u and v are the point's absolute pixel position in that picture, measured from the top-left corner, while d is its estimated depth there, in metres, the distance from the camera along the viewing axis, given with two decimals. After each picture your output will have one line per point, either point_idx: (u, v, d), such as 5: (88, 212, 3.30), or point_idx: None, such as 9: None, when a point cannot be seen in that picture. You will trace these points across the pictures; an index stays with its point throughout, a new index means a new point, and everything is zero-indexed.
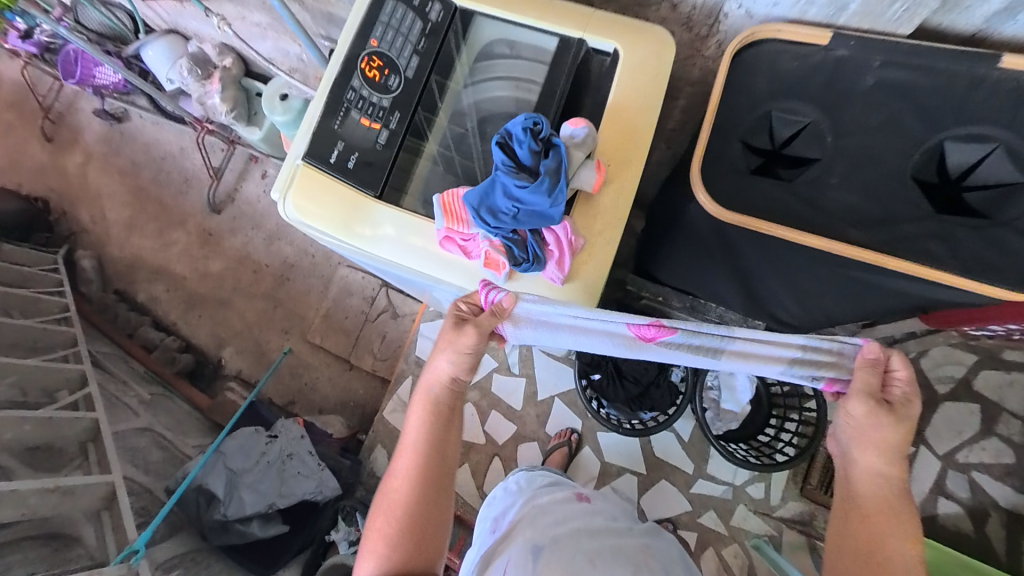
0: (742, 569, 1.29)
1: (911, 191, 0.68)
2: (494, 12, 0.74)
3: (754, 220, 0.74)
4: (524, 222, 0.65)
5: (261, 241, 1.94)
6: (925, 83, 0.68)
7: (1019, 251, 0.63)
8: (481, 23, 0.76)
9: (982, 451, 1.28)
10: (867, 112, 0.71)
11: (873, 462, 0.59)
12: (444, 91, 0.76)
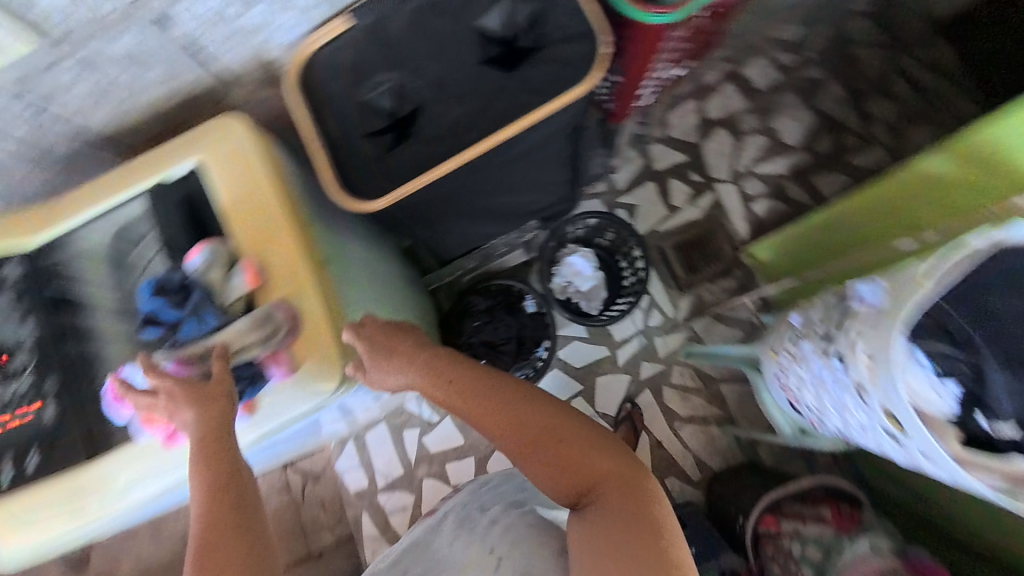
0: (694, 379, 1.52)
1: (486, 74, 0.80)
2: (77, 223, 0.74)
3: (409, 183, 0.79)
4: (214, 362, 0.64)
5: (140, 545, 1.62)
6: (428, 7, 0.81)
7: (571, 57, 0.78)
8: (85, 234, 0.76)
9: (749, 152, 1.75)
10: (417, 51, 0.82)
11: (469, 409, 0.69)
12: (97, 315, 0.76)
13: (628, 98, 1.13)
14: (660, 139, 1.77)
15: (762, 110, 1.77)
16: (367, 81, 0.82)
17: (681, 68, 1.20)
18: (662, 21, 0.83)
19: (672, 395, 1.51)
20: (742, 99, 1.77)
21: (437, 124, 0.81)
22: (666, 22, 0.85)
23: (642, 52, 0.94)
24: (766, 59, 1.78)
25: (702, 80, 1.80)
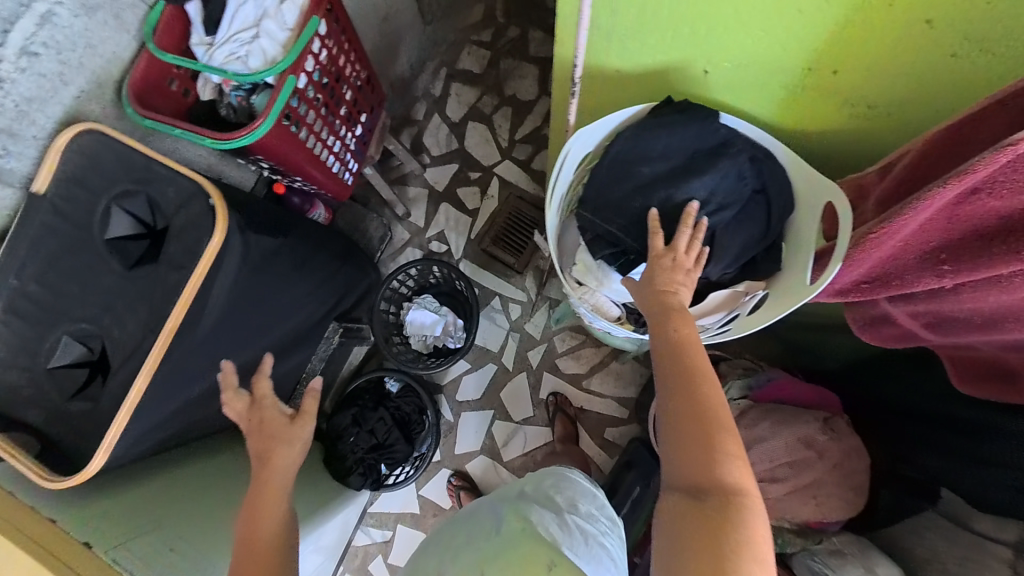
0: (574, 337, 1.60)
1: (138, 276, 0.80)
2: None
3: (110, 426, 0.73)
4: None
5: None
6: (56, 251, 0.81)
7: (194, 217, 0.79)
8: None
9: (503, 128, 1.87)
10: (67, 294, 0.80)
11: None
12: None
13: (322, 181, 1.16)
14: (426, 165, 1.84)
15: (491, 90, 1.90)
16: (38, 350, 0.79)
17: (363, 122, 1.25)
18: (262, 133, 0.89)
19: (568, 363, 1.57)
20: (469, 91, 1.90)
21: (121, 346, 0.79)
22: (270, 128, 0.90)
23: (286, 153, 0.98)
24: (468, 49, 1.92)
25: (430, 96, 1.91)
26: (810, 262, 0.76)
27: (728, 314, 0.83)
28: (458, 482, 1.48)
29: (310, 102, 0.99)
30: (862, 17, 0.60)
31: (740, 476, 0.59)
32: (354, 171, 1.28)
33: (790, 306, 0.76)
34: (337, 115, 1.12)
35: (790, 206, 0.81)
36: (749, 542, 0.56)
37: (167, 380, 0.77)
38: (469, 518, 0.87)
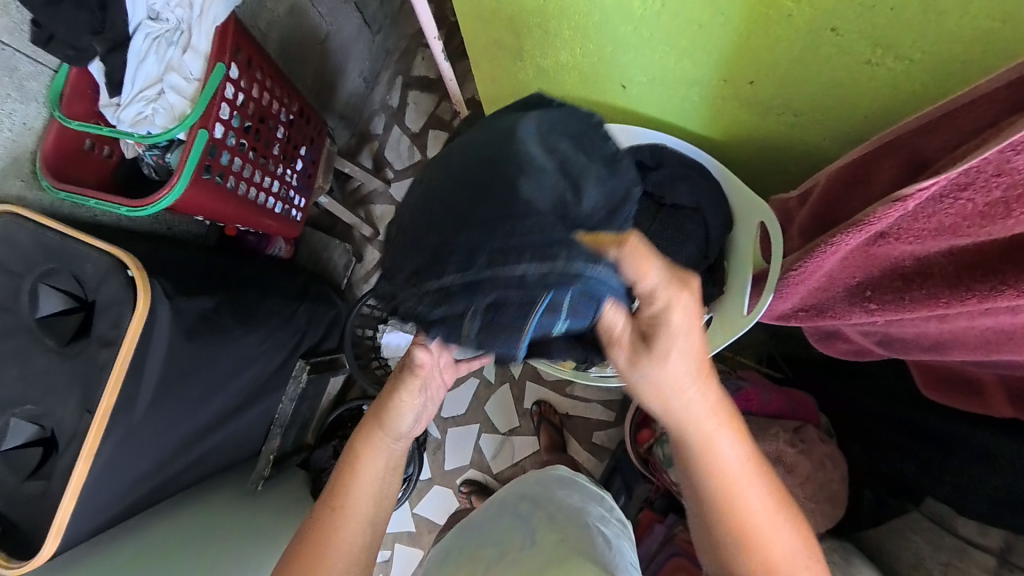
0: None
1: (71, 353, 0.80)
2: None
3: (61, 506, 0.75)
4: None
5: None
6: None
7: (118, 292, 0.79)
8: None
9: None
10: (9, 377, 0.82)
11: None
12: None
13: (266, 224, 1.16)
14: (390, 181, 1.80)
15: (448, 94, 1.84)
16: None
17: (304, 156, 1.23)
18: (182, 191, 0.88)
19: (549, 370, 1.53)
20: (427, 97, 1.84)
21: (62, 427, 0.79)
22: (189, 185, 0.89)
23: (215, 207, 0.97)
24: (421, 53, 1.85)
25: (388, 109, 1.86)
26: (747, 289, 0.72)
27: None
28: (469, 488, 1.47)
29: (234, 150, 0.98)
30: (751, 24, 0.55)
31: (764, 510, 0.54)
32: (302, 207, 1.27)
33: (728, 337, 0.75)
34: (269, 156, 1.10)
35: (728, 223, 0.77)
36: (780, 564, 0.54)
37: (112, 454, 0.79)
38: (479, 542, 0.77)
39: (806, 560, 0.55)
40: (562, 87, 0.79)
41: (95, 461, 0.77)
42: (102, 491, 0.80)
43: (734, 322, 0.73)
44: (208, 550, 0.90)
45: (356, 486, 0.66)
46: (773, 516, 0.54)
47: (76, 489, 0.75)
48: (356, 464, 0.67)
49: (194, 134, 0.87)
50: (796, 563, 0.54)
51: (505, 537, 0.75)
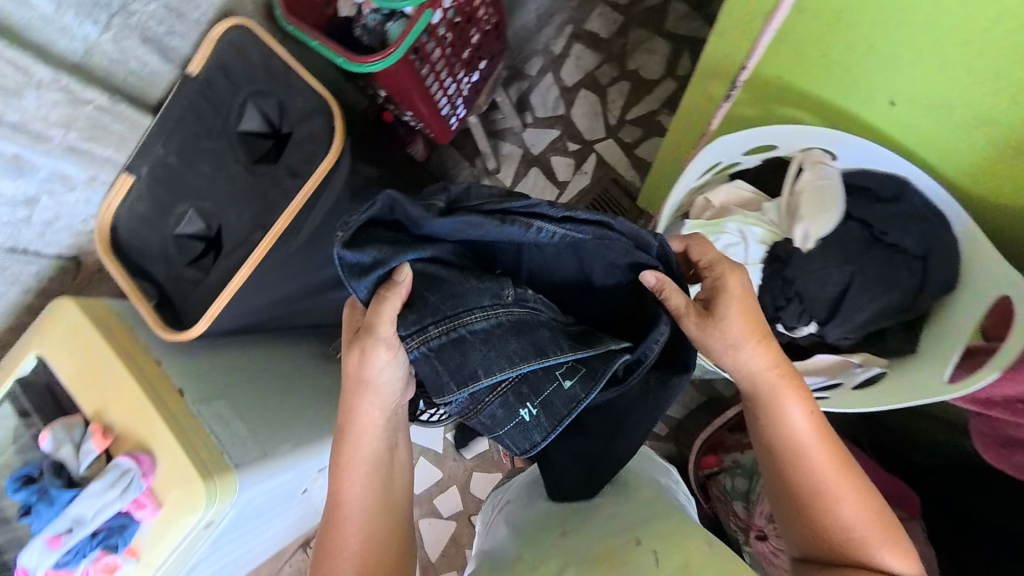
0: None
1: (257, 172, 0.88)
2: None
3: (218, 298, 0.84)
4: (81, 528, 0.65)
5: None
6: (200, 136, 0.90)
7: (318, 131, 0.84)
8: None
9: (615, 104, 1.78)
10: (198, 173, 0.90)
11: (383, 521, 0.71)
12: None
13: (428, 119, 1.15)
14: (526, 125, 1.79)
15: (614, 59, 1.79)
16: (167, 215, 0.91)
17: (480, 70, 1.25)
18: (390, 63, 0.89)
19: None
20: (591, 55, 1.80)
21: (232, 233, 0.88)
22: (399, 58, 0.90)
23: (405, 88, 0.99)
24: (603, 9, 1.80)
25: (549, 53, 1.81)
26: (954, 359, 0.74)
27: (831, 381, 0.83)
28: None
29: (438, 40, 1.00)
30: None
31: (829, 469, 0.64)
32: (461, 117, 1.29)
33: (908, 399, 0.76)
34: (459, 58, 1.11)
35: (953, 283, 0.76)
36: (849, 520, 0.62)
37: (266, 272, 0.86)
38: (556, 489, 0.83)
39: (874, 518, 0.62)
40: (805, 85, 0.74)
41: (253, 271, 0.84)
42: (246, 303, 0.87)
43: (926, 386, 0.75)
44: (292, 392, 0.99)
45: (366, 417, 0.68)
46: (836, 475, 0.64)
47: (231, 290, 0.83)
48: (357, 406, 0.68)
49: (420, 12, 0.88)
50: (864, 521, 0.62)
51: (591, 492, 0.79)
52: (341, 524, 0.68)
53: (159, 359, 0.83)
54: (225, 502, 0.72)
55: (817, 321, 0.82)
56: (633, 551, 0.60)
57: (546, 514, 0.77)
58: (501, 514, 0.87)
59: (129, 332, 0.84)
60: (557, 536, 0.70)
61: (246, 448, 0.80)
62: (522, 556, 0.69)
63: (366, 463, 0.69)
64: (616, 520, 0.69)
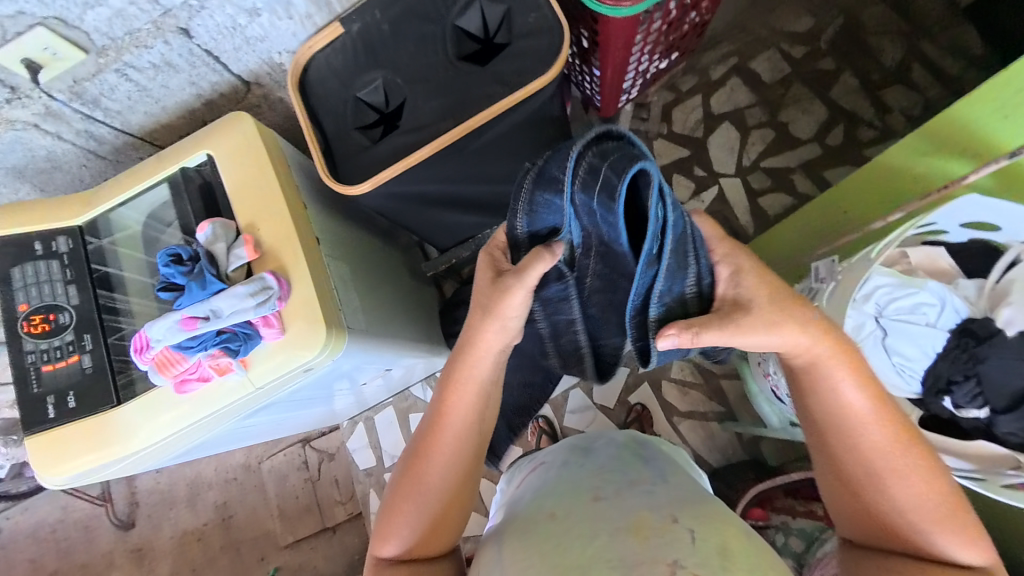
0: (694, 375, 1.42)
1: (460, 67, 0.87)
2: (110, 204, 0.80)
3: (388, 169, 0.85)
4: (215, 321, 0.67)
5: (186, 511, 1.79)
6: (417, 13, 0.89)
7: (541, 53, 0.84)
8: (119, 214, 0.82)
9: (756, 147, 1.60)
10: (401, 47, 0.90)
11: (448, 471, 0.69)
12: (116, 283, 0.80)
13: (608, 87, 1.13)
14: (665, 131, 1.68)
15: (769, 105, 1.60)
16: (356, 75, 0.91)
17: (669, 60, 1.23)
18: (618, 15, 0.85)
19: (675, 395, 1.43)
20: (747, 93, 1.61)
21: (415, 115, 0.88)
22: (629, 14, 0.85)
23: (613, 47, 0.95)
24: (771, 52, 1.61)
25: None
26: None
27: (979, 471, 0.71)
28: (544, 425, 1.41)
29: (663, 12, 0.94)
30: None
31: (887, 436, 0.57)
32: (631, 98, 1.28)
33: None
34: (666, 40, 1.08)
35: None
36: (911, 499, 0.56)
37: (436, 162, 0.87)
38: (588, 456, 0.78)
39: (935, 492, 0.56)
40: None
41: (427, 157, 0.85)
42: (405, 183, 0.88)
43: None
44: (379, 288, 1.04)
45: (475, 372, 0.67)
46: (899, 448, 0.57)
47: (399, 168, 0.84)
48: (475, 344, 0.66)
49: None
50: (923, 493, 0.56)
51: (629, 467, 0.73)
52: (434, 439, 0.68)
53: (307, 204, 0.84)
54: (332, 356, 0.74)
55: (991, 407, 0.72)
56: (670, 528, 0.57)
57: (579, 478, 0.71)
58: (536, 476, 0.81)
59: (287, 170, 0.82)
60: (588, 501, 0.64)
61: (355, 316, 0.85)
62: (555, 514, 0.64)
63: (459, 403, 0.68)
64: (658, 498, 0.64)
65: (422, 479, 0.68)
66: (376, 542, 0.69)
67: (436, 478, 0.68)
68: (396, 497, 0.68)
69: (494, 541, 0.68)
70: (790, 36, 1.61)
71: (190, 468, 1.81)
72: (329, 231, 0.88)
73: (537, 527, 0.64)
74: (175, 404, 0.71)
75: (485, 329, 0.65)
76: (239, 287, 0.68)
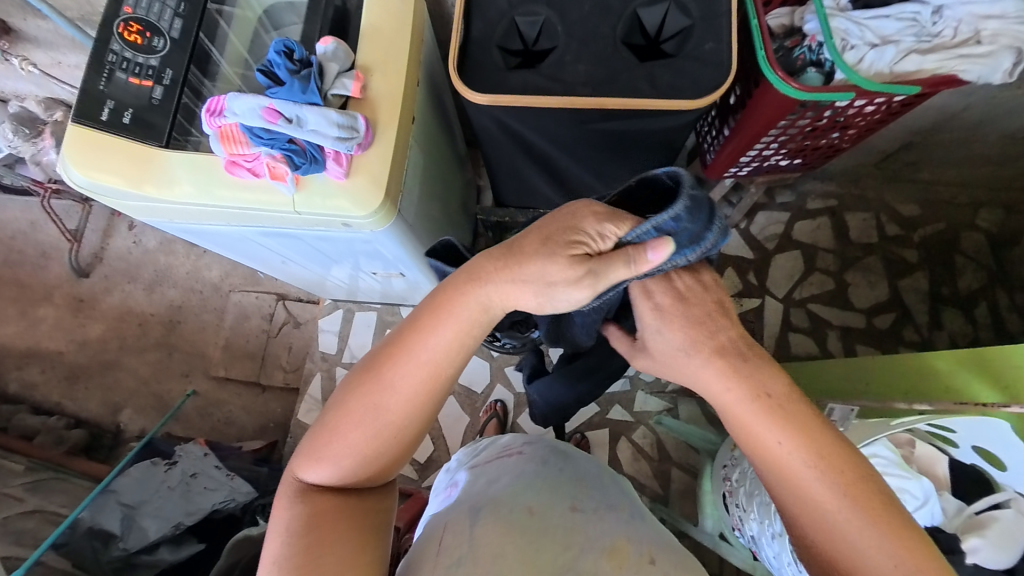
0: (652, 447, 1.37)
1: (620, 49, 0.88)
2: None
3: (508, 96, 0.85)
4: (295, 129, 0.68)
5: (142, 293, 1.81)
6: None
7: (698, 80, 0.85)
8: None
9: (812, 286, 1.55)
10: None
11: (388, 395, 0.55)
12: (218, 39, 0.80)
13: (727, 154, 1.12)
14: (747, 223, 1.59)
15: (842, 259, 1.56)
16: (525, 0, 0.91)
17: (791, 164, 1.22)
18: (784, 91, 0.84)
19: (626, 458, 1.37)
20: (829, 238, 1.58)
21: (557, 66, 0.89)
22: (794, 96, 0.85)
23: (758, 118, 0.95)
24: (869, 216, 1.59)
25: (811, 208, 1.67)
26: None
27: None
28: (500, 410, 1.37)
29: (819, 114, 0.93)
30: None
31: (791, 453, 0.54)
32: (737, 175, 1.26)
33: None
34: (804, 142, 1.07)
35: None
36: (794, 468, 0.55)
37: (554, 116, 0.88)
38: (572, 459, 0.72)
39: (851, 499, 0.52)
40: None
41: (548, 107, 0.86)
42: (516, 119, 0.90)
43: None
44: (434, 198, 1.06)
45: (462, 296, 0.56)
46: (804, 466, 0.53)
47: (518, 101, 0.85)
48: (470, 299, 0.56)
49: (847, 86, 0.82)
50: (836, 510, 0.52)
51: (609, 490, 0.67)
52: (400, 371, 0.55)
53: (419, 83, 0.85)
54: (373, 223, 0.76)
55: None
56: (646, 568, 0.54)
57: (557, 481, 0.64)
58: (503, 459, 0.70)
59: (420, 43, 0.83)
60: (567, 510, 0.59)
61: (409, 205, 0.86)
62: (534, 511, 0.58)
63: (424, 366, 0.56)
64: (634, 528, 0.60)
65: (374, 403, 0.56)
66: (302, 458, 0.58)
67: (396, 411, 0.56)
68: (338, 411, 0.56)
69: (465, 515, 0.59)
70: (890, 213, 1.59)
71: (166, 259, 1.83)
72: (422, 121, 0.90)
73: (513, 517, 0.57)
74: (217, 179, 0.73)
75: (486, 287, 0.56)
76: (332, 112, 0.70)
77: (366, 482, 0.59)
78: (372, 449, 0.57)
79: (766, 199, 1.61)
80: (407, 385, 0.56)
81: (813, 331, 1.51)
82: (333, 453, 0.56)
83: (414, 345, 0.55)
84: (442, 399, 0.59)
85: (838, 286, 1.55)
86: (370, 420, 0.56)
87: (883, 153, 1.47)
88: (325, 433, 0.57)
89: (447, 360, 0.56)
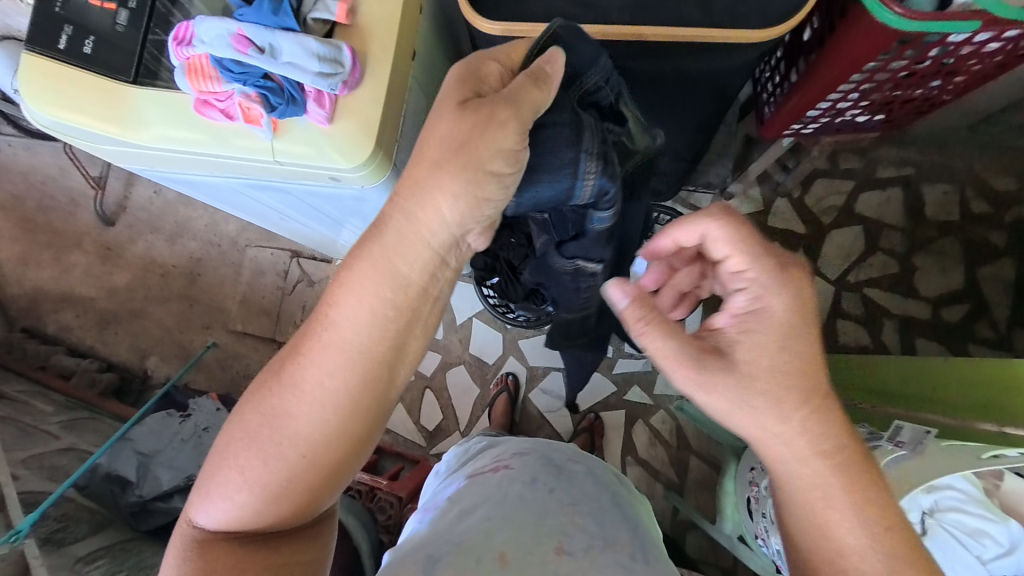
0: (670, 434, 1.29)
1: None
2: None
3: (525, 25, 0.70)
4: (267, 61, 0.57)
5: (163, 244, 1.82)
6: None
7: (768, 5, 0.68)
8: None
9: (871, 269, 1.36)
10: None
11: (285, 402, 0.47)
12: None
13: (793, 106, 0.93)
14: (804, 191, 1.39)
15: (911, 240, 1.36)
16: None
17: (871, 120, 1.01)
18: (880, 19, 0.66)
19: (642, 443, 1.29)
20: (899, 213, 1.36)
21: None
22: (898, 27, 0.66)
23: (839, 57, 0.76)
24: (951, 189, 1.36)
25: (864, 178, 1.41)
26: None
27: None
28: (511, 384, 1.32)
29: (922, 51, 0.73)
30: None
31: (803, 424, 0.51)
32: (799, 134, 1.06)
33: None
34: (893, 91, 0.87)
35: None
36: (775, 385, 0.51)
37: None
38: (567, 479, 0.64)
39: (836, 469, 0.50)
40: None
41: None
42: None
43: None
44: None
45: (362, 274, 0.46)
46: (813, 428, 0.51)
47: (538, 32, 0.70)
48: (375, 276, 0.46)
49: (971, 12, 0.62)
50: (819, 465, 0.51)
51: (606, 517, 0.59)
52: (300, 368, 0.47)
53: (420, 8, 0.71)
54: (362, 178, 0.66)
55: None
56: None
57: (541, 509, 0.57)
58: (487, 476, 0.64)
59: None
60: (549, 552, 0.51)
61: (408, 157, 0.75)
62: (504, 558, 0.51)
63: (319, 358, 0.46)
64: None
65: (272, 414, 0.47)
66: (198, 492, 0.51)
67: (295, 426, 0.47)
68: (234, 423, 0.49)
69: (420, 565, 0.52)
70: (979, 186, 1.35)
71: (186, 210, 1.82)
72: (424, 55, 0.76)
73: (475, 568, 0.50)
74: (185, 123, 0.64)
75: (413, 229, 0.46)
76: (312, 39, 0.58)
77: (272, 522, 0.50)
78: (268, 475, 0.47)
79: (828, 165, 1.39)
80: (307, 386, 0.47)
81: (868, 318, 1.34)
82: (227, 479, 0.48)
83: (312, 336, 0.47)
84: (357, 409, 0.48)
85: (903, 269, 1.35)
86: (264, 435, 0.47)
87: (982, 112, 1.23)
88: (221, 455, 0.49)
89: (349, 353, 0.46)
